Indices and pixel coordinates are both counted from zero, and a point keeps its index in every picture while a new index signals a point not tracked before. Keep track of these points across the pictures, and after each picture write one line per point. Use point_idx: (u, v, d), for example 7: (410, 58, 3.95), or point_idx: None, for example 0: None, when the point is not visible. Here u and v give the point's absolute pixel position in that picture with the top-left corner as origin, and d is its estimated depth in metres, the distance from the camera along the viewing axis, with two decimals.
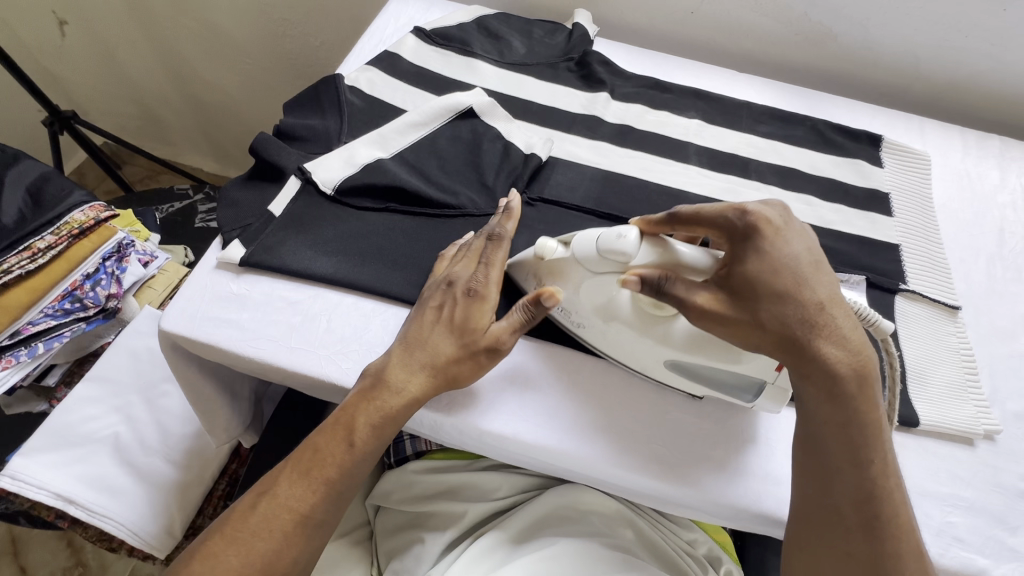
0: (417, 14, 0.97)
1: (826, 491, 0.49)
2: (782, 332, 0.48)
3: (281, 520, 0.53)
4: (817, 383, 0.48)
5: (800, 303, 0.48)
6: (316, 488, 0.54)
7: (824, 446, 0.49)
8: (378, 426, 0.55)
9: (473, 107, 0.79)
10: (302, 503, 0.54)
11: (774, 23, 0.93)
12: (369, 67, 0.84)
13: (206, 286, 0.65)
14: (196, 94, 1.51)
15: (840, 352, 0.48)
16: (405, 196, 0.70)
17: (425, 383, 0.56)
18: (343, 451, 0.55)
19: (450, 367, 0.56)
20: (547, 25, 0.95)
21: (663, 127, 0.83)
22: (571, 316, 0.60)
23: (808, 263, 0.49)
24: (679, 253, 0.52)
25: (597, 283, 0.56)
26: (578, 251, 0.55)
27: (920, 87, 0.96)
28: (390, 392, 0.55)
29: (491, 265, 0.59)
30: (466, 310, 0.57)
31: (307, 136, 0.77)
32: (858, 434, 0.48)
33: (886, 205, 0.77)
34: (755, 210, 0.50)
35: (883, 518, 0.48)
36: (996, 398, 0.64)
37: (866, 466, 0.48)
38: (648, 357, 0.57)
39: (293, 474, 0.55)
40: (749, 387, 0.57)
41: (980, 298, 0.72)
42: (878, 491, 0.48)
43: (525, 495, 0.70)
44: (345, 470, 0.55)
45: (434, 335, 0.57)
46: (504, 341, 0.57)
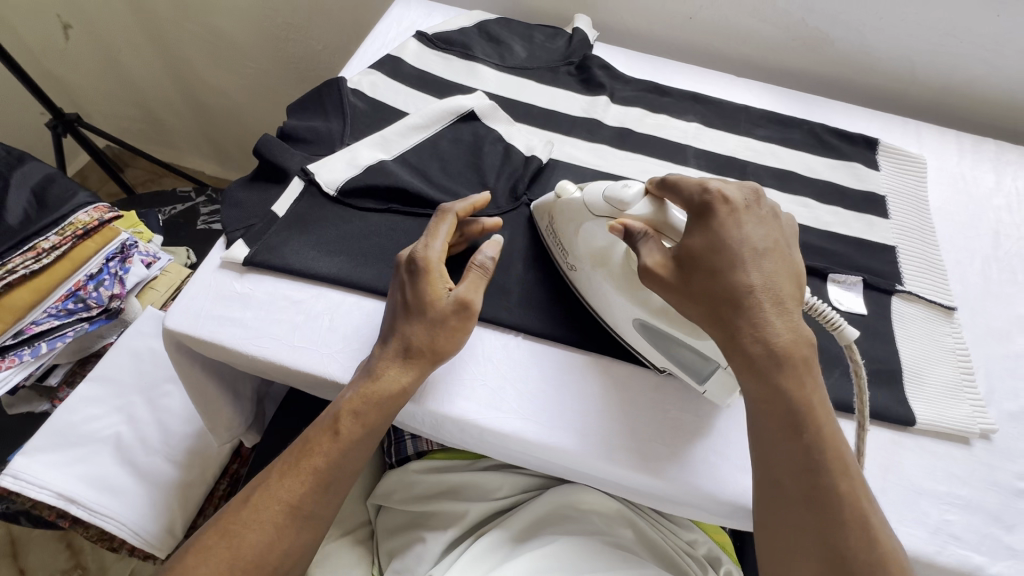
0: (419, 18, 0.98)
1: (769, 464, 0.48)
2: (710, 303, 0.50)
3: (273, 511, 0.54)
4: (739, 360, 0.49)
5: (731, 280, 0.49)
6: (304, 479, 0.55)
7: (761, 420, 0.49)
8: (361, 411, 0.56)
9: (474, 110, 0.80)
10: (291, 495, 0.54)
11: (771, 28, 0.94)
12: (371, 70, 0.85)
13: (210, 285, 0.65)
14: (199, 97, 1.53)
15: (756, 334, 0.48)
16: (407, 197, 0.71)
17: (401, 366, 0.56)
18: (330, 440, 0.56)
19: (420, 342, 0.57)
20: (547, 30, 0.96)
21: (662, 130, 0.84)
22: (568, 259, 0.65)
23: (754, 246, 0.51)
24: (671, 216, 0.55)
25: (595, 228, 0.60)
26: (587, 196, 0.61)
27: (916, 91, 0.97)
28: (369, 378, 0.56)
29: (434, 236, 0.61)
30: (416, 285, 0.58)
31: (310, 138, 0.78)
32: (789, 407, 0.47)
33: (883, 208, 0.78)
34: (715, 188, 0.53)
35: (826, 490, 0.46)
36: (992, 398, 0.65)
37: (800, 436, 0.47)
38: (620, 314, 0.60)
39: (286, 470, 0.55)
40: (703, 369, 0.58)
41: (976, 299, 0.73)
42: (816, 461, 0.46)
43: (526, 495, 0.71)
44: (334, 459, 0.55)
45: (399, 319, 0.58)
46: (462, 300, 0.58)
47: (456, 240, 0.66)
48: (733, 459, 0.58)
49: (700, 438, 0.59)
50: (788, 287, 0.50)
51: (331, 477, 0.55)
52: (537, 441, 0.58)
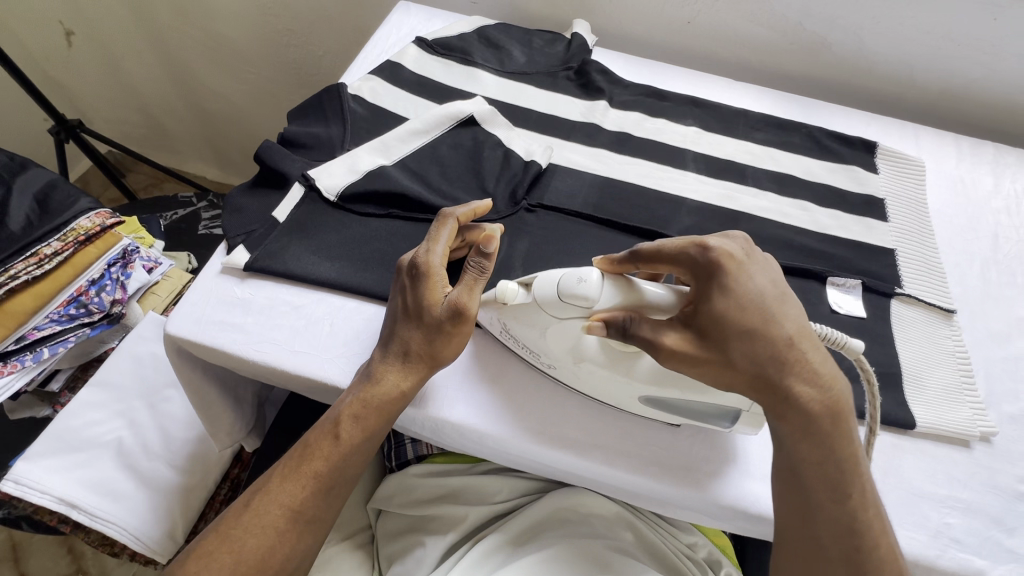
0: (419, 24, 0.99)
1: (808, 522, 0.49)
2: (752, 370, 0.49)
3: (275, 516, 0.54)
4: (795, 424, 0.49)
5: (769, 340, 0.49)
6: (305, 482, 0.55)
7: (806, 482, 0.49)
8: (363, 415, 0.56)
9: (474, 114, 0.80)
10: (292, 498, 0.54)
11: (770, 32, 0.95)
12: (371, 76, 0.85)
13: (212, 290, 0.66)
14: (200, 103, 1.53)
15: (815, 391, 0.49)
16: (407, 202, 0.71)
17: (400, 371, 0.57)
18: (330, 443, 0.56)
19: (419, 347, 0.57)
20: (546, 35, 0.97)
21: (661, 134, 0.84)
22: (541, 358, 0.59)
23: (772, 296, 0.50)
24: (643, 292, 0.52)
25: (562, 328, 0.55)
26: (539, 295, 0.54)
27: (914, 95, 0.97)
28: (369, 383, 0.56)
29: (434, 241, 0.60)
30: (416, 289, 0.58)
31: (310, 144, 0.78)
32: (840, 474, 0.49)
33: (881, 210, 0.78)
34: (716, 248, 0.51)
35: (864, 550, 0.48)
36: (992, 401, 0.65)
37: (845, 503, 0.49)
38: (623, 394, 0.57)
39: (286, 476, 0.55)
40: (725, 412, 0.56)
41: (975, 302, 0.73)
42: (860, 525, 0.48)
43: (526, 498, 0.71)
44: (334, 463, 0.56)
45: (399, 324, 0.58)
46: (460, 304, 0.56)
47: (459, 241, 0.65)
48: (733, 464, 0.58)
49: (700, 442, 0.59)
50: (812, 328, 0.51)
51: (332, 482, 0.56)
52: (537, 445, 0.59)
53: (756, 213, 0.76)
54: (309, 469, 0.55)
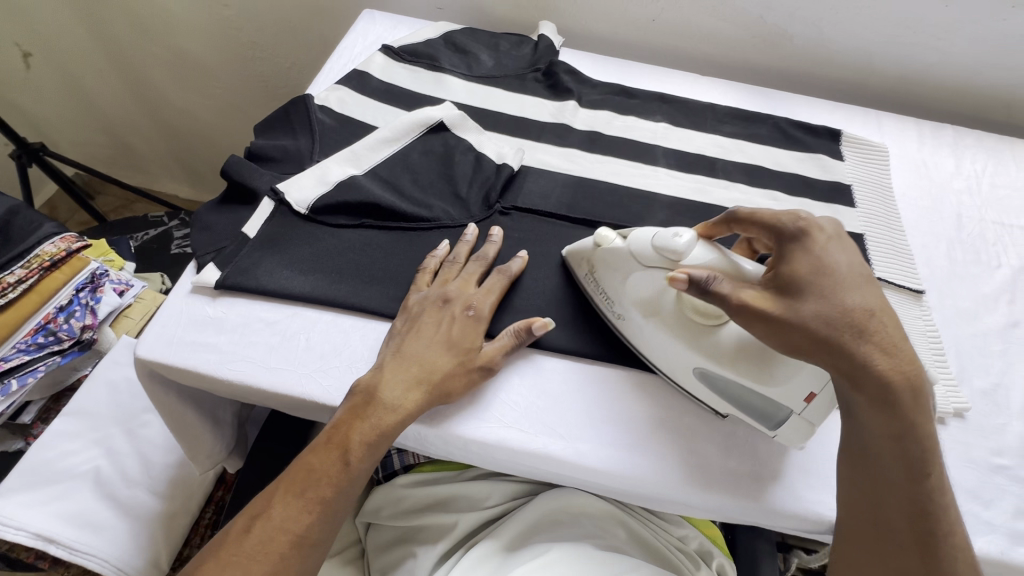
0: (385, 32, 0.98)
1: (879, 504, 0.49)
2: (825, 333, 0.47)
3: (275, 541, 0.51)
4: (869, 394, 0.48)
5: (847, 307, 0.48)
6: (310, 508, 0.52)
7: (879, 461, 0.49)
8: (380, 442, 0.55)
9: (443, 120, 0.80)
10: (296, 524, 0.52)
11: (732, 27, 0.96)
12: (338, 86, 0.84)
13: (182, 311, 0.64)
14: (168, 121, 1.51)
15: (885, 359, 0.47)
16: (379, 211, 0.71)
17: (420, 399, 0.56)
18: (338, 469, 0.54)
19: (446, 381, 0.57)
20: (513, 38, 0.97)
21: (631, 131, 0.85)
22: (613, 307, 0.62)
23: (856, 273, 0.50)
24: (740, 265, 0.53)
25: (646, 277, 0.57)
26: (633, 245, 0.58)
27: (876, 83, 1.00)
28: (388, 408, 0.55)
29: (487, 291, 0.63)
30: (461, 328, 0.60)
31: (279, 157, 0.77)
32: (916, 455, 0.48)
33: (849, 196, 0.80)
34: (807, 216, 0.53)
35: (937, 534, 0.47)
36: (964, 377, 0.66)
37: (924, 482, 0.48)
38: (678, 361, 0.57)
39: (286, 495, 0.53)
40: (775, 415, 0.55)
41: (943, 281, 0.74)
42: (935, 508, 0.47)
43: (517, 501, 0.70)
44: (341, 487, 0.54)
45: (429, 352, 0.59)
46: (496, 361, 0.60)
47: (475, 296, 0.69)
48: (721, 454, 0.59)
49: (688, 434, 0.60)
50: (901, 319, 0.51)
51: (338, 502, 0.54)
52: (537, 450, 0.58)
53: (727, 206, 0.77)
54: (314, 488, 0.53)
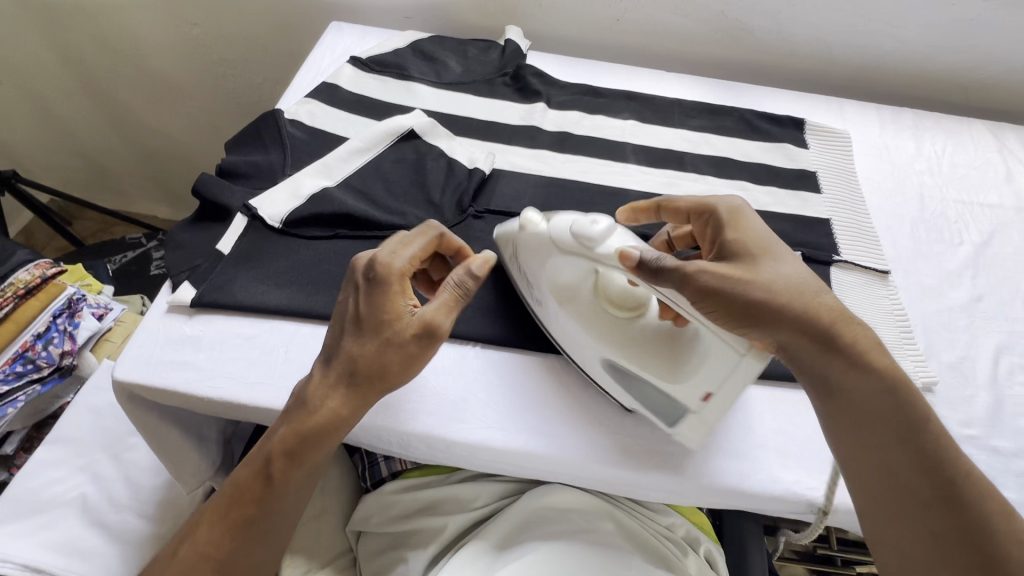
0: (353, 43, 0.98)
1: (889, 467, 0.48)
2: (773, 294, 0.50)
3: (197, 561, 0.52)
4: (836, 351, 0.50)
5: (784, 275, 0.52)
6: (233, 528, 0.53)
7: (872, 424, 0.49)
8: (300, 448, 0.53)
9: (413, 128, 0.81)
10: (213, 545, 0.53)
11: (695, 24, 0.98)
12: (308, 100, 0.85)
13: (159, 331, 0.64)
14: (142, 142, 1.50)
15: (836, 314, 0.51)
16: (352, 221, 0.72)
17: (345, 397, 0.54)
18: (260, 485, 0.53)
19: (367, 367, 0.54)
20: (481, 44, 0.98)
21: (600, 130, 0.86)
22: (534, 292, 0.63)
23: (781, 250, 0.55)
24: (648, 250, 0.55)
25: (566, 264, 0.59)
26: (554, 231, 0.58)
27: (837, 71, 1.02)
28: (307, 413, 0.53)
29: (402, 251, 0.58)
30: (374, 298, 0.55)
31: (251, 172, 0.77)
32: (903, 409, 0.49)
33: (814, 183, 0.82)
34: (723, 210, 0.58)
35: (958, 490, 0.46)
36: (932, 352, 0.68)
37: (922, 437, 0.48)
38: (587, 352, 0.59)
39: (212, 520, 0.53)
40: (673, 412, 0.56)
41: (908, 261, 0.76)
42: (944, 462, 0.47)
43: (505, 500, 0.71)
44: (265, 505, 0.53)
45: (347, 339, 0.55)
46: (436, 323, 0.55)
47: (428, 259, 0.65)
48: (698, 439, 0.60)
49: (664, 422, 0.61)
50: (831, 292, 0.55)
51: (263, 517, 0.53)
52: (514, 447, 0.59)
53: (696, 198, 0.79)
54: (235, 505, 0.53)
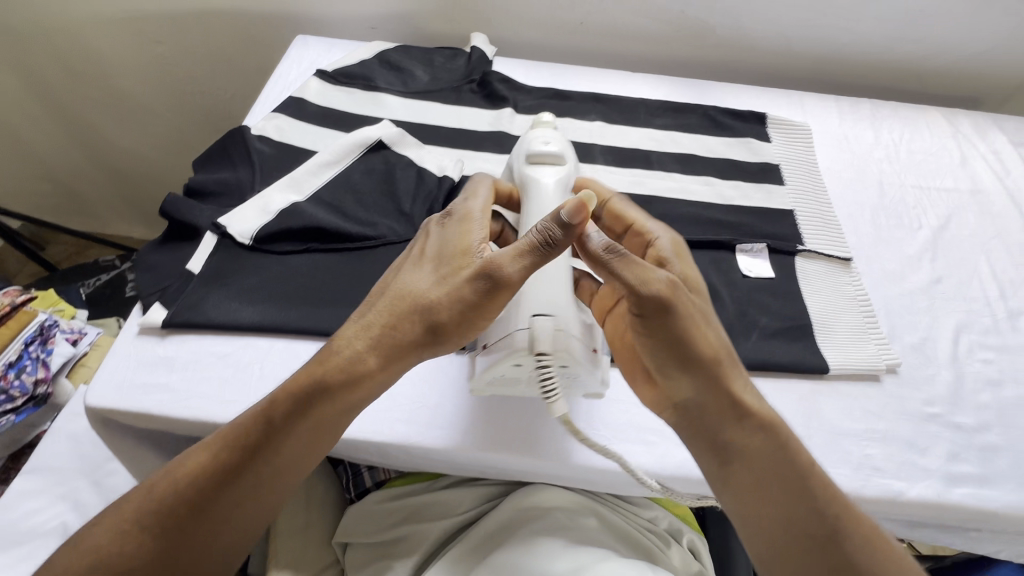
0: (319, 56, 0.98)
1: (778, 523, 0.49)
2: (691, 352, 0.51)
3: (171, 500, 0.49)
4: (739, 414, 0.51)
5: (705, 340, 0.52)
6: (204, 477, 0.49)
7: (768, 481, 0.50)
8: (318, 395, 0.51)
9: (382, 139, 0.82)
10: (196, 487, 0.49)
11: (657, 24, 1.00)
12: (276, 115, 0.85)
13: (130, 354, 0.64)
14: (111, 161, 1.48)
15: (738, 385, 0.52)
16: (323, 234, 0.72)
17: (371, 342, 0.52)
18: (257, 424, 0.51)
19: (405, 308, 0.52)
20: (447, 52, 0.99)
21: (567, 133, 0.88)
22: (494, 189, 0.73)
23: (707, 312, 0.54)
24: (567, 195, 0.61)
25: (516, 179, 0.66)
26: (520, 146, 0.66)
27: (797, 64, 1.04)
28: (337, 358, 0.52)
29: (481, 203, 0.58)
30: (441, 240, 0.55)
31: (219, 190, 0.77)
32: (795, 470, 0.50)
33: (777, 175, 0.84)
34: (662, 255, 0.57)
35: (832, 546, 0.47)
36: (895, 335, 0.70)
37: (811, 496, 0.49)
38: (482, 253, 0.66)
39: (197, 455, 0.51)
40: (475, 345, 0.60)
41: (870, 247, 0.79)
42: (828, 523, 0.48)
43: (488, 504, 0.72)
44: (260, 454, 0.50)
45: (398, 278, 0.54)
46: (496, 264, 0.50)
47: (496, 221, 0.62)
48: (666, 434, 0.61)
49: (621, 418, 0.62)
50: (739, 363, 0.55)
51: (257, 464, 0.50)
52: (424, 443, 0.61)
53: (663, 195, 0.81)
54: (232, 449, 0.50)
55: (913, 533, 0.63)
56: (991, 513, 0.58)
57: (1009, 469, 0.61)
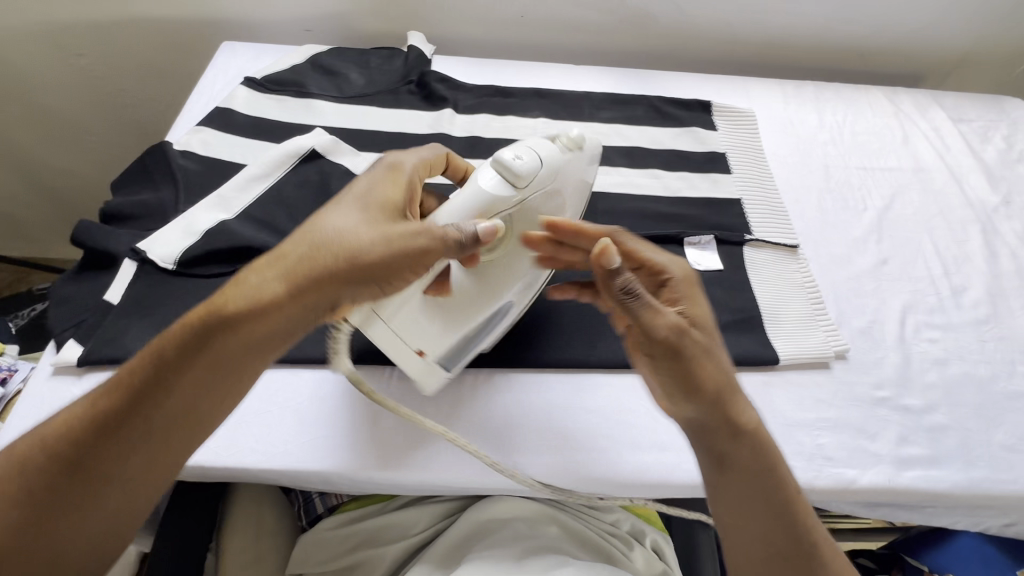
0: (248, 63, 0.94)
1: (762, 535, 0.51)
2: (712, 384, 0.50)
3: (42, 447, 0.44)
4: (739, 441, 0.50)
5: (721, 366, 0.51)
6: (87, 421, 0.45)
7: (749, 496, 0.51)
8: (214, 331, 0.46)
9: (315, 148, 0.78)
10: (68, 438, 0.44)
11: (598, 14, 0.98)
12: (200, 127, 0.80)
13: (44, 396, 0.59)
14: (43, 182, 1.34)
15: (749, 412, 0.51)
16: (253, 253, 0.68)
17: (286, 277, 0.48)
18: (150, 363, 0.46)
19: (327, 247, 0.49)
20: (383, 52, 0.95)
21: (510, 131, 0.85)
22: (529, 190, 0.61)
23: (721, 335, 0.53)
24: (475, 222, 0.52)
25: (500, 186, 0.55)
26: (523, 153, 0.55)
27: (742, 49, 1.04)
28: (236, 288, 0.47)
29: (420, 166, 0.57)
30: (371, 186, 0.53)
31: (140, 212, 0.72)
32: (780, 486, 0.50)
33: (724, 164, 0.83)
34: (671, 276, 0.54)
35: (808, 556, 0.50)
36: (843, 319, 0.70)
37: (791, 509, 0.50)
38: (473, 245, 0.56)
39: (87, 397, 0.46)
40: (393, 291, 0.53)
41: (817, 232, 0.78)
42: (803, 533, 0.50)
43: (447, 520, 0.69)
44: (149, 402, 0.45)
45: (322, 216, 0.51)
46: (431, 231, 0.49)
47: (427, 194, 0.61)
48: (619, 439, 0.60)
49: (582, 426, 0.61)
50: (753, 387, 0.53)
51: (141, 411, 0.45)
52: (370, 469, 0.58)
53: (610, 190, 0.79)
54: (115, 391, 0.45)
55: (867, 517, 0.63)
56: (940, 494, 0.58)
57: (956, 448, 0.61)
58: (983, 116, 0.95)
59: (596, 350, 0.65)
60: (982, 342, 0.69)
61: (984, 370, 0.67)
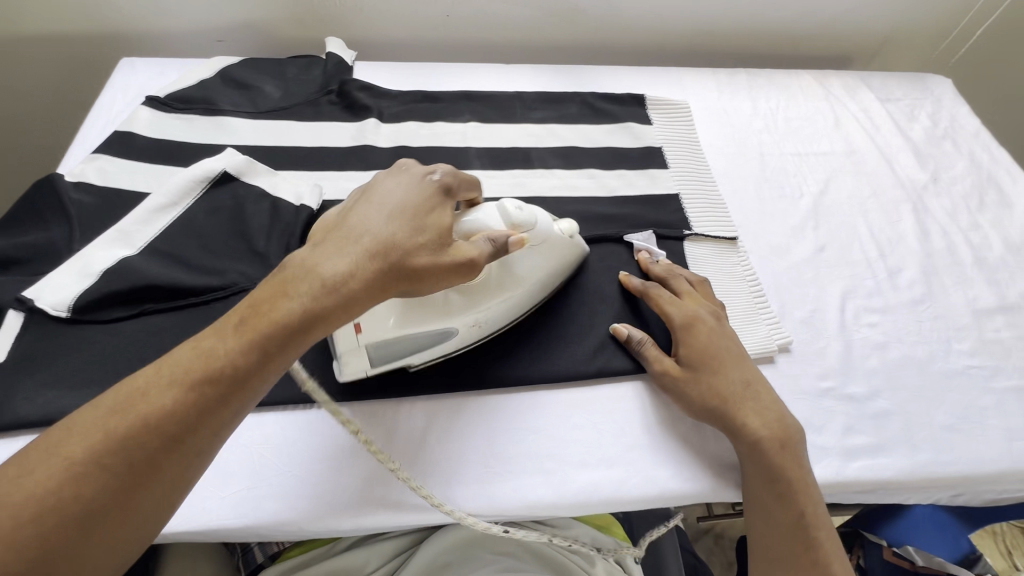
0: (150, 81, 0.86)
1: (768, 531, 0.54)
2: (710, 401, 0.57)
3: (135, 433, 0.39)
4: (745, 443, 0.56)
5: (721, 381, 0.58)
6: (174, 412, 0.40)
7: (755, 492, 0.56)
8: (304, 328, 0.44)
9: (226, 170, 0.72)
10: (152, 429, 0.39)
11: (525, 11, 0.95)
12: (96, 155, 0.73)
13: None
14: None
15: (762, 423, 0.56)
16: (160, 291, 0.62)
17: (367, 274, 0.46)
18: (241, 353, 0.43)
19: (402, 248, 0.48)
20: (301, 61, 0.90)
21: (439, 138, 0.81)
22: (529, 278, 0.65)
23: (733, 357, 0.60)
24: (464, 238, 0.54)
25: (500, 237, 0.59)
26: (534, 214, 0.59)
27: (673, 39, 1.03)
28: (313, 278, 0.45)
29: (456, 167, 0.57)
30: (423, 188, 0.52)
31: (28, 255, 0.65)
32: (787, 480, 0.54)
33: (660, 159, 0.82)
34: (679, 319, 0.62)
35: (814, 549, 0.53)
36: (785, 311, 0.69)
37: (794, 501, 0.54)
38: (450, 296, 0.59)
39: (164, 379, 0.41)
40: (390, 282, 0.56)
41: (756, 223, 0.78)
42: (807, 525, 0.53)
43: (398, 559, 0.65)
44: (234, 397, 0.42)
45: (387, 215, 0.50)
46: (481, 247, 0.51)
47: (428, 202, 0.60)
48: (564, 458, 0.58)
49: (526, 448, 0.58)
50: (771, 398, 0.58)
51: (231, 400, 0.42)
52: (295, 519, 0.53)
53: (546, 194, 0.76)
54: (210, 376, 0.42)
55: None
56: (887, 481, 0.58)
57: (900, 433, 0.61)
58: (908, 95, 0.97)
59: (538, 367, 0.62)
60: (919, 322, 0.70)
61: (922, 350, 0.67)
